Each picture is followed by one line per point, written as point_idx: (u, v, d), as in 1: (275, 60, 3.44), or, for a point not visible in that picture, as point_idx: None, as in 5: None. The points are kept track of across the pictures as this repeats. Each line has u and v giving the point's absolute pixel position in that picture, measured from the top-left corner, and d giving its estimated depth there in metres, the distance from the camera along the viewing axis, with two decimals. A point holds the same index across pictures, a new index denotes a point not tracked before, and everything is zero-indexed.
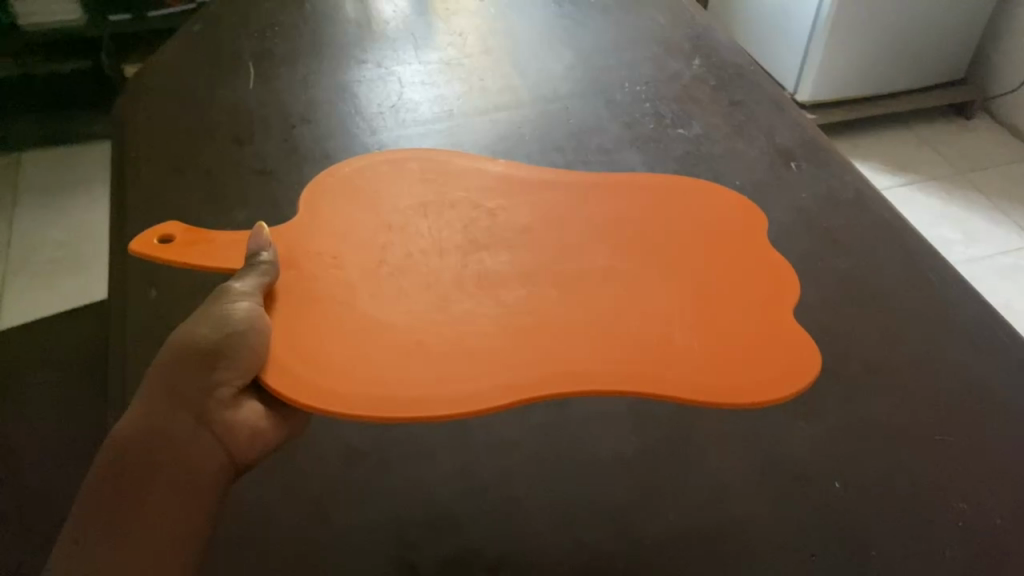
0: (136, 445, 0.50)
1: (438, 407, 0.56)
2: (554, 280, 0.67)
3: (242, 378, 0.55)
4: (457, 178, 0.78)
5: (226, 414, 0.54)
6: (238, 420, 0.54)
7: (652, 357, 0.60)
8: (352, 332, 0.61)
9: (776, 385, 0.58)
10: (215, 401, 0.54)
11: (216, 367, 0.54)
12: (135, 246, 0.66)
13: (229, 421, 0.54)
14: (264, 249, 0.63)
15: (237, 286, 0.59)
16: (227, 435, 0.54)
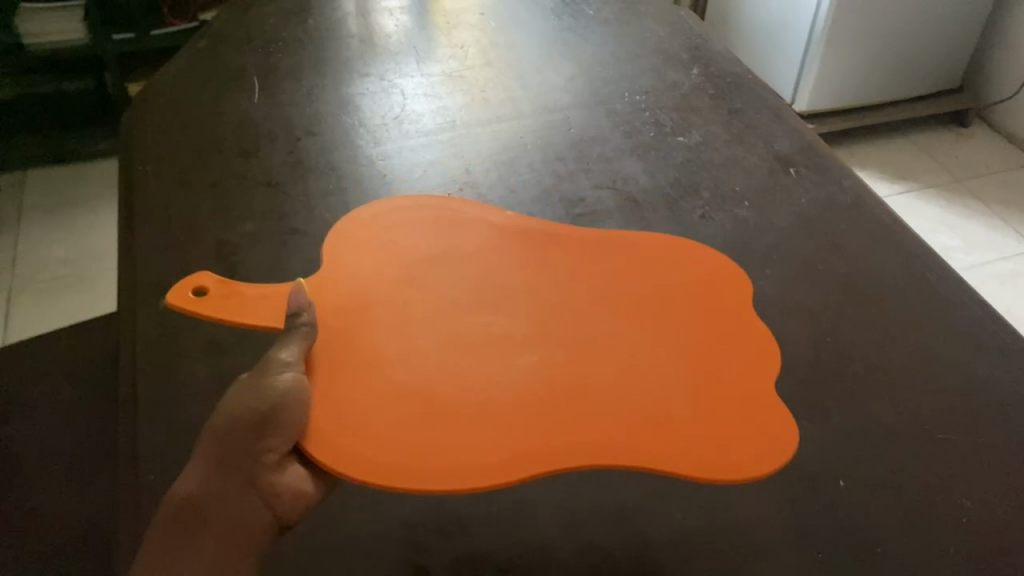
0: (188, 509, 0.50)
1: (439, 475, 0.56)
2: (566, 335, 0.67)
3: (288, 442, 0.55)
4: (467, 229, 0.78)
5: (274, 475, 0.53)
6: (286, 482, 0.53)
7: (652, 424, 0.60)
8: (375, 395, 0.61)
9: (768, 459, 0.58)
10: (261, 463, 0.53)
11: (263, 433, 0.53)
12: (173, 300, 0.67)
13: (278, 484, 0.53)
14: (305, 309, 0.63)
15: (281, 355, 0.59)
16: (276, 497, 0.52)
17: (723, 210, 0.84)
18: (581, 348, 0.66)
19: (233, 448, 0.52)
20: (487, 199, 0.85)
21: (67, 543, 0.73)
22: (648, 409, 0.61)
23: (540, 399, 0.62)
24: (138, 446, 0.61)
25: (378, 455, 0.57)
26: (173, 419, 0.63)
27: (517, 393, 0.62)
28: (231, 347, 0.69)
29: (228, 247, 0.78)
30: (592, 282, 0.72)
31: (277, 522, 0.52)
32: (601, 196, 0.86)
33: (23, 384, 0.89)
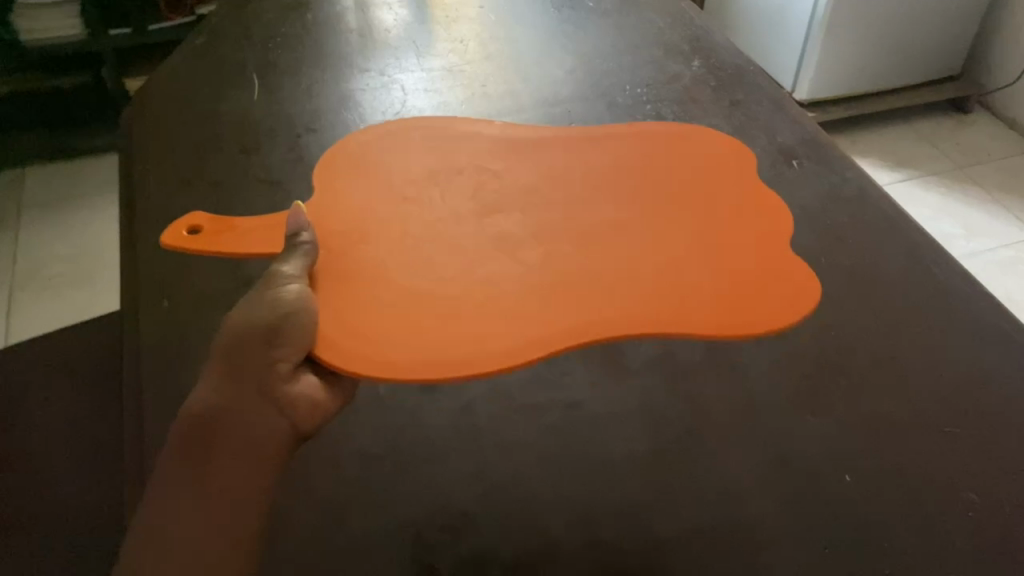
0: (203, 419, 0.52)
1: (479, 362, 0.60)
2: (564, 250, 0.70)
3: (297, 354, 0.58)
4: (460, 142, 0.83)
5: (286, 387, 0.56)
6: (298, 392, 0.56)
7: (670, 293, 0.66)
8: (379, 305, 0.64)
9: (777, 318, 0.65)
10: (274, 375, 0.56)
11: (273, 345, 0.56)
12: (168, 240, 0.72)
13: (290, 395, 0.55)
14: (304, 228, 0.66)
15: (285, 269, 0.62)
16: (289, 407, 0.55)
17: None
18: (581, 253, 0.70)
19: (246, 360, 0.55)
20: None
21: (74, 543, 0.73)
22: (663, 280, 0.67)
23: (540, 299, 0.65)
24: (143, 448, 0.61)
25: (392, 352, 0.61)
26: (178, 419, 0.63)
27: (528, 283, 0.67)
28: None
29: None
30: (584, 204, 0.75)
31: (295, 430, 0.55)
32: None
33: (26, 383, 0.89)
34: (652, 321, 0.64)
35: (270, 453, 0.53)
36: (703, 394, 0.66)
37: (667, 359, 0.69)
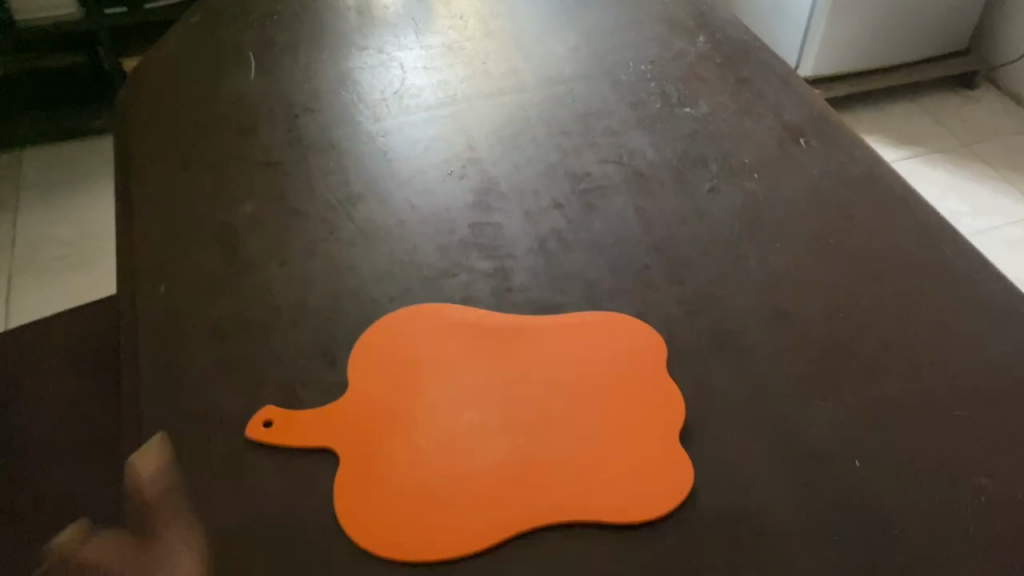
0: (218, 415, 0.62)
1: (390, 469, 0.58)
2: (602, 429, 0.61)
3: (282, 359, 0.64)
4: (423, 194, 0.81)
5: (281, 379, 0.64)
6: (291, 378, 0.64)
7: (597, 471, 0.58)
8: (402, 504, 0.56)
9: (739, 527, 0.56)
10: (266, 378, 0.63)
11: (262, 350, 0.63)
12: None
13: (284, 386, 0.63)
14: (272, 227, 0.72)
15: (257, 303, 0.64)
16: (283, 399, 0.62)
17: (733, 183, 0.83)
18: (520, 356, 0.66)
19: (258, 355, 0.66)
20: (492, 175, 0.84)
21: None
22: (597, 464, 0.59)
23: (575, 479, 0.58)
24: (142, 436, 0.60)
25: (386, 483, 0.57)
26: (178, 407, 0.62)
27: (461, 378, 0.64)
28: (233, 333, 0.68)
29: (229, 230, 0.77)
30: (616, 335, 0.68)
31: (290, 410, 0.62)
32: (608, 170, 0.84)
33: (22, 369, 0.87)
34: (677, 484, 0.58)
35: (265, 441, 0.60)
36: (710, 377, 0.65)
37: (673, 341, 0.68)
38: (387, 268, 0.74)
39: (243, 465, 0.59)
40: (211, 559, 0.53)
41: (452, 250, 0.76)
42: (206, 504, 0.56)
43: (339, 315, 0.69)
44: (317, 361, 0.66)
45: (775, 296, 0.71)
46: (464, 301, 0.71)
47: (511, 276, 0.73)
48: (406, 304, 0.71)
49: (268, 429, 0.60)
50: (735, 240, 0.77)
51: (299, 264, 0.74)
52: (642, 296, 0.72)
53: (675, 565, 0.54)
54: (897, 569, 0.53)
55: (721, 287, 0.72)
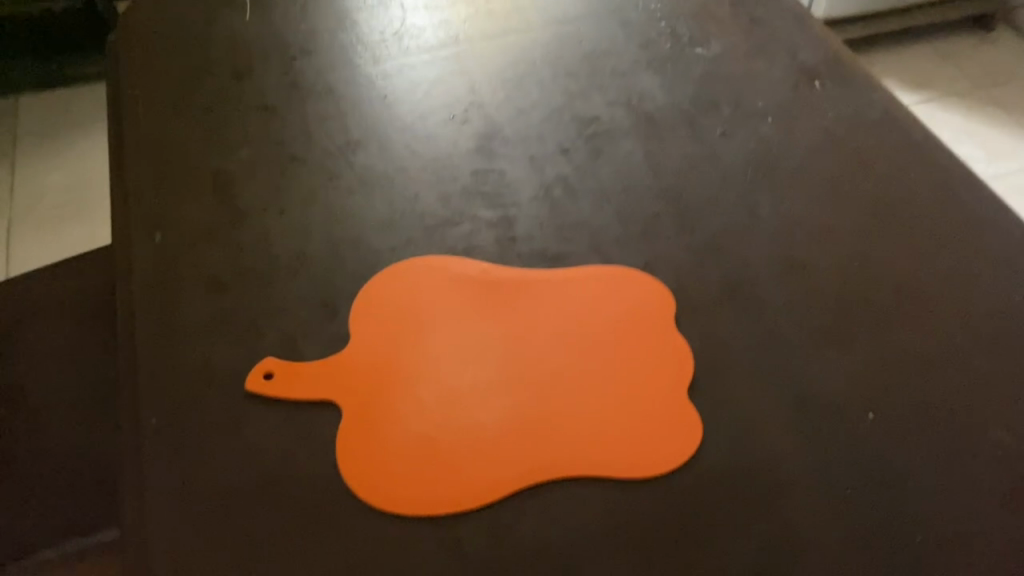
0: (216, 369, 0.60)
1: (393, 422, 0.57)
2: (608, 384, 0.60)
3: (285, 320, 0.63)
4: (424, 139, 0.79)
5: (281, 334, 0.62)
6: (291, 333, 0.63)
7: (604, 424, 0.57)
8: (404, 459, 0.55)
9: (749, 480, 0.54)
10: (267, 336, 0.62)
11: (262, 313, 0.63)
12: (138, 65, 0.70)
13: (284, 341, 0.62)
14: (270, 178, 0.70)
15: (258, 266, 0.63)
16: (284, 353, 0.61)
17: (746, 128, 0.80)
18: (526, 306, 0.64)
19: (256, 307, 0.64)
20: (495, 120, 0.81)
21: (66, 491, 0.71)
22: (604, 417, 0.58)
23: (579, 434, 0.56)
24: (139, 388, 0.59)
25: (389, 436, 0.56)
26: (175, 359, 0.61)
27: (465, 329, 0.63)
28: (230, 284, 0.66)
29: (224, 177, 0.74)
30: (624, 289, 0.66)
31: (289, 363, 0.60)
32: (616, 114, 0.81)
33: (17, 317, 0.86)
34: (683, 440, 0.56)
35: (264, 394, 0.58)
36: (721, 328, 0.63)
37: (682, 290, 0.66)
38: (387, 217, 0.71)
39: (242, 417, 0.57)
40: (210, 513, 0.52)
41: (454, 198, 0.73)
42: (205, 457, 0.55)
43: (339, 265, 0.68)
44: (317, 311, 0.64)
45: (788, 245, 0.69)
46: (467, 250, 0.69)
47: (516, 225, 0.71)
48: (408, 254, 0.69)
49: (267, 380, 0.59)
50: (747, 186, 0.74)
51: (297, 212, 0.72)
52: (650, 244, 0.70)
53: (682, 519, 0.53)
54: (909, 524, 0.52)
55: (731, 236, 0.70)
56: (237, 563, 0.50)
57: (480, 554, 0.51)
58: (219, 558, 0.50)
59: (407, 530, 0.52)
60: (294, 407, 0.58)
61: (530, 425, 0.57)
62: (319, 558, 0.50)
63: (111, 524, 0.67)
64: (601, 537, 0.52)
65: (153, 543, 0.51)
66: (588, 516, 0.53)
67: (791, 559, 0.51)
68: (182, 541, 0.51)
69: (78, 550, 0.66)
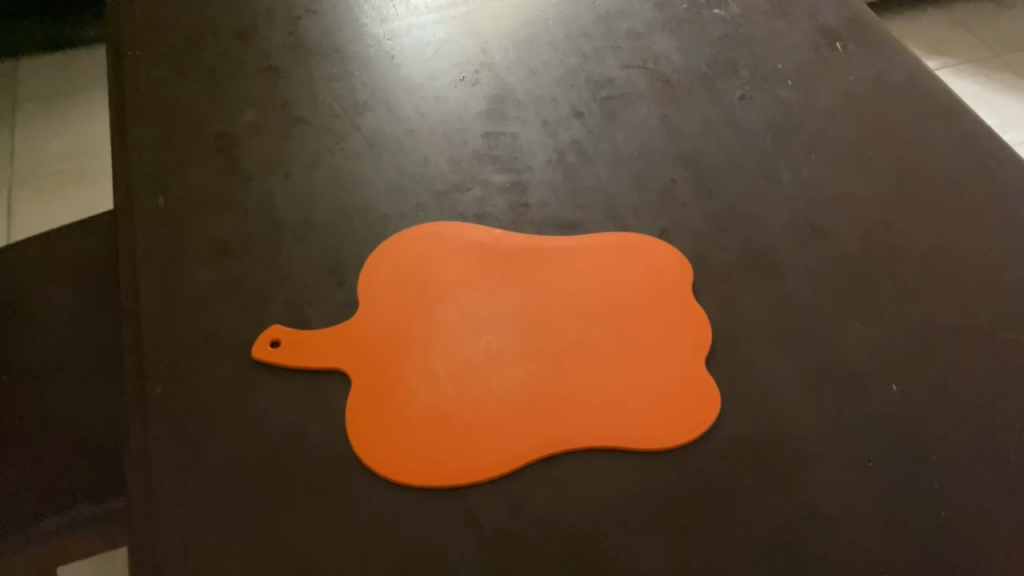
0: (223, 337, 0.59)
1: (404, 390, 0.56)
2: (623, 354, 0.58)
3: (293, 287, 0.62)
4: (434, 101, 0.77)
5: (289, 301, 0.61)
6: (299, 301, 0.61)
7: (621, 394, 0.56)
8: (415, 432, 0.54)
9: (770, 454, 0.53)
10: (274, 303, 0.61)
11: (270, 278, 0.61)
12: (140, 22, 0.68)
13: (292, 309, 0.60)
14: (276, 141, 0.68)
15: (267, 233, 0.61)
16: (292, 322, 0.60)
17: (766, 91, 0.77)
18: (539, 273, 0.63)
19: (263, 273, 0.63)
20: (507, 82, 0.78)
21: (63, 457, 0.70)
22: (621, 388, 0.56)
23: (595, 406, 0.55)
24: (142, 354, 0.57)
25: (400, 405, 0.55)
26: (180, 326, 0.59)
27: (477, 296, 0.61)
28: (235, 250, 0.64)
29: (228, 140, 0.72)
30: (641, 257, 0.64)
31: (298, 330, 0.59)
32: (631, 76, 0.79)
33: (18, 282, 0.84)
34: (701, 411, 0.55)
35: (272, 362, 0.57)
36: (740, 298, 0.62)
37: (700, 258, 0.64)
38: (397, 182, 0.69)
39: (249, 386, 0.56)
40: (217, 484, 0.51)
41: (465, 162, 0.71)
42: (210, 426, 0.54)
43: (348, 231, 0.66)
44: (324, 278, 0.62)
45: (809, 213, 0.67)
46: (478, 215, 0.67)
47: (529, 190, 0.69)
48: (418, 219, 0.67)
49: (274, 349, 0.57)
50: (766, 151, 0.72)
51: (304, 176, 0.70)
52: (666, 211, 0.68)
53: (701, 491, 0.51)
54: (934, 498, 0.51)
55: (751, 202, 0.68)
56: (245, 533, 0.49)
57: (494, 526, 0.50)
58: (226, 529, 0.49)
59: (420, 501, 0.51)
60: (305, 376, 0.57)
61: (544, 395, 0.56)
62: (330, 530, 0.49)
63: (118, 492, 0.68)
64: (618, 510, 0.50)
65: (158, 513, 0.50)
66: (605, 487, 0.51)
67: (813, 533, 0.50)
68: (188, 511, 0.50)
69: (88, 517, 0.67)
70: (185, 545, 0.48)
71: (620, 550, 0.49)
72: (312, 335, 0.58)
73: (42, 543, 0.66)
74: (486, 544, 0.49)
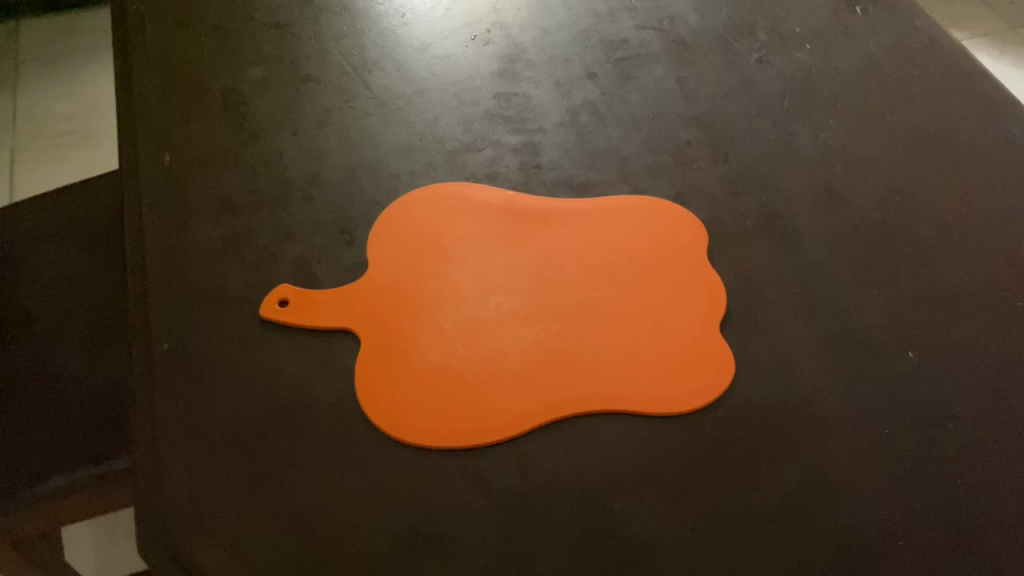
0: (230, 295, 0.58)
1: (413, 351, 0.55)
2: (636, 317, 0.57)
3: (301, 246, 0.61)
4: (445, 59, 0.75)
5: (297, 260, 0.60)
6: (307, 260, 0.60)
7: (632, 357, 0.55)
8: (425, 391, 0.53)
9: (784, 418, 0.53)
10: (282, 262, 0.60)
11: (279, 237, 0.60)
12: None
13: (300, 268, 0.60)
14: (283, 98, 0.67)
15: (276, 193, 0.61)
16: (300, 281, 0.59)
17: (783, 54, 0.76)
18: (551, 235, 0.62)
19: (270, 231, 0.62)
20: (519, 42, 0.77)
21: (68, 417, 0.69)
22: (633, 351, 0.56)
23: (607, 368, 0.54)
24: (149, 312, 0.57)
25: (409, 365, 0.54)
26: (188, 284, 0.58)
27: (488, 257, 0.60)
28: (243, 208, 0.63)
29: (235, 96, 0.71)
30: (654, 220, 0.63)
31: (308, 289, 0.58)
32: (646, 38, 0.78)
33: (22, 239, 0.83)
34: (715, 376, 0.54)
35: (283, 322, 0.56)
36: (755, 263, 0.61)
37: (715, 223, 0.63)
38: (407, 140, 0.68)
39: (258, 345, 0.55)
40: (225, 442, 0.50)
41: (476, 122, 0.70)
42: (218, 385, 0.53)
43: (357, 189, 0.65)
44: (334, 237, 0.62)
45: (826, 178, 0.66)
46: (490, 176, 0.66)
47: (541, 151, 0.68)
48: (429, 179, 0.66)
49: (283, 307, 0.57)
50: (784, 115, 0.71)
51: (313, 134, 0.69)
52: (681, 173, 0.67)
53: (715, 455, 0.51)
54: (950, 466, 0.51)
55: (767, 167, 0.67)
56: (254, 492, 0.48)
57: (505, 486, 0.49)
58: (235, 487, 0.48)
59: (430, 461, 0.50)
60: (314, 334, 0.56)
61: (555, 357, 0.55)
62: (339, 489, 0.48)
63: (123, 453, 0.68)
64: (631, 473, 0.50)
65: (166, 470, 0.49)
66: (618, 450, 0.51)
67: (827, 499, 0.49)
68: (196, 469, 0.49)
69: (91, 477, 0.66)
70: (194, 502, 0.48)
71: (631, 512, 0.48)
72: (323, 295, 0.58)
73: (45, 503, 0.66)
74: (498, 505, 0.48)
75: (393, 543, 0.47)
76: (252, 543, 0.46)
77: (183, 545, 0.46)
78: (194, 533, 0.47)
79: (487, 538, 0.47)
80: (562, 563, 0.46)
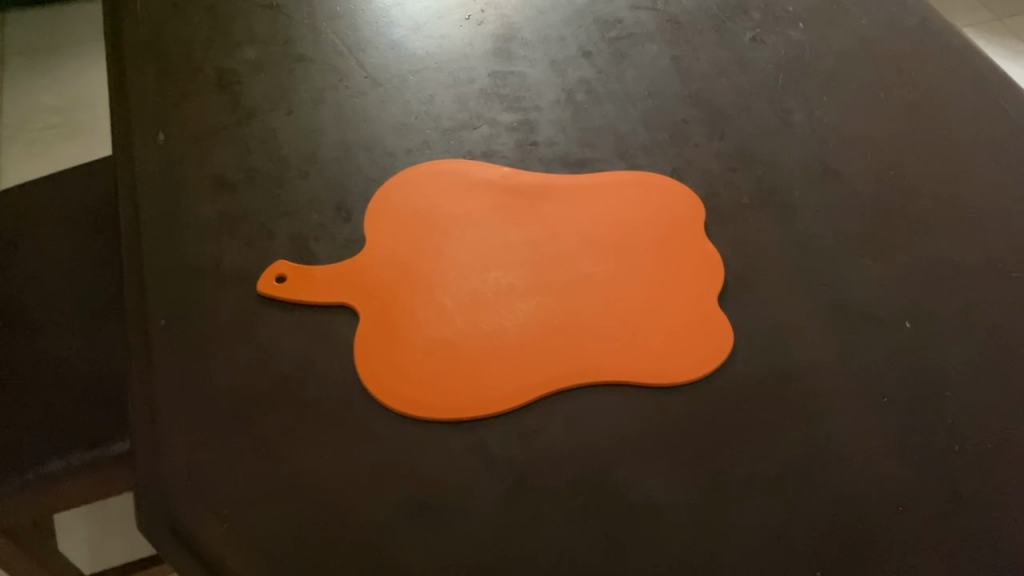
0: (227, 272, 0.58)
1: (411, 326, 0.55)
2: (635, 290, 0.57)
3: (296, 223, 0.61)
4: (439, 40, 0.75)
5: (293, 236, 0.60)
6: (303, 237, 0.60)
7: (631, 329, 0.55)
8: (425, 364, 0.53)
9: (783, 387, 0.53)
10: (278, 240, 0.60)
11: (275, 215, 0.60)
12: None
13: (296, 245, 0.59)
14: None
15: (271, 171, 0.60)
16: (296, 257, 0.58)
17: (777, 33, 0.76)
18: (549, 212, 0.62)
19: (266, 209, 0.61)
20: (513, 22, 0.77)
21: (62, 401, 0.69)
22: (632, 324, 0.56)
23: (607, 340, 0.54)
24: (146, 290, 0.56)
25: (408, 339, 0.54)
26: (184, 262, 0.58)
27: (485, 233, 0.60)
28: (239, 186, 0.63)
29: (229, 76, 0.71)
30: (652, 196, 0.63)
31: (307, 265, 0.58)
32: (640, 17, 0.78)
33: (15, 225, 0.82)
34: (713, 348, 0.54)
35: (282, 297, 0.56)
36: (752, 237, 0.61)
37: (712, 198, 0.63)
38: (403, 119, 0.68)
39: (256, 321, 0.55)
40: (224, 417, 0.50)
41: (472, 100, 0.70)
42: (217, 361, 0.53)
43: (354, 167, 0.65)
44: (330, 214, 0.61)
45: (820, 154, 0.66)
46: (486, 153, 0.66)
47: (537, 129, 0.68)
48: (425, 157, 0.66)
49: (281, 283, 0.57)
50: (778, 93, 0.71)
51: (307, 112, 0.68)
52: (678, 150, 0.67)
53: (715, 423, 0.51)
54: (948, 432, 0.51)
55: (763, 143, 0.67)
56: (253, 466, 0.48)
57: (505, 456, 0.49)
58: (235, 461, 0.48)
59: (431, 432, 0.50)
60: (312, 310, 0.56)
61: (554, 331, 0.55)
62: (341, 461, 0.48)
63: (122, 436, 0.67)
64: (631, 442, 0.50)
65: (165, 445, 0.49)
66: (618, 420, 0.51)
67: (828, 466, 0.49)
68: (196, 444, 0.49)
69: (89, 461, 0.66)
70: (193, 477, 0.48)
71: (632, 481, 0.48)
72: (320, 271, 0.57)
73: (42, 485, 0.66)
74: (499, 475, 0.48)
75: (396, 513, 0.46)
76: (252, 515, 0.46)
77: (183, 518, 0.46)
78: (195, 506, 0.46)
79: (489, 507, 0.47)
80: (565, 530, 0.46)
